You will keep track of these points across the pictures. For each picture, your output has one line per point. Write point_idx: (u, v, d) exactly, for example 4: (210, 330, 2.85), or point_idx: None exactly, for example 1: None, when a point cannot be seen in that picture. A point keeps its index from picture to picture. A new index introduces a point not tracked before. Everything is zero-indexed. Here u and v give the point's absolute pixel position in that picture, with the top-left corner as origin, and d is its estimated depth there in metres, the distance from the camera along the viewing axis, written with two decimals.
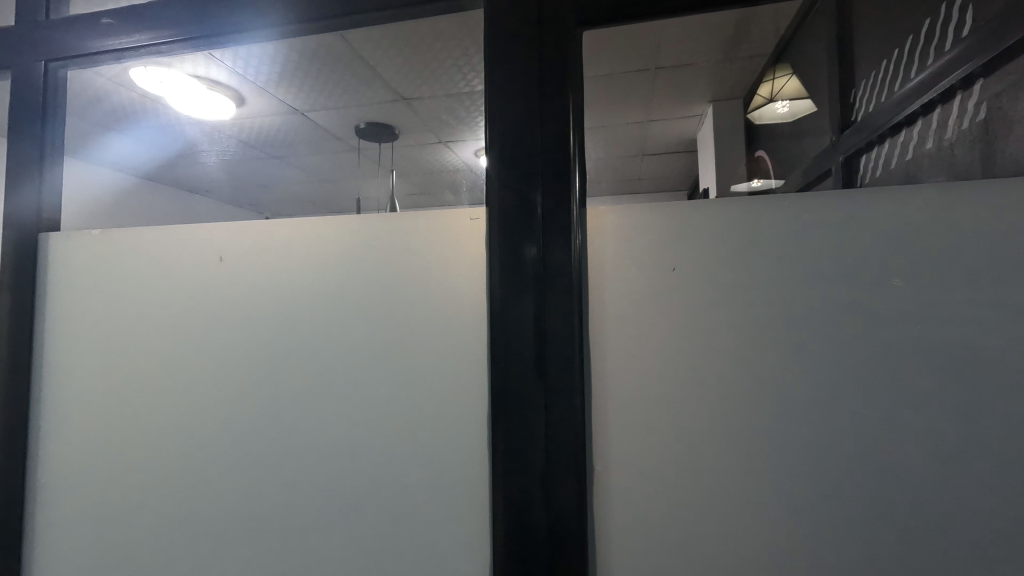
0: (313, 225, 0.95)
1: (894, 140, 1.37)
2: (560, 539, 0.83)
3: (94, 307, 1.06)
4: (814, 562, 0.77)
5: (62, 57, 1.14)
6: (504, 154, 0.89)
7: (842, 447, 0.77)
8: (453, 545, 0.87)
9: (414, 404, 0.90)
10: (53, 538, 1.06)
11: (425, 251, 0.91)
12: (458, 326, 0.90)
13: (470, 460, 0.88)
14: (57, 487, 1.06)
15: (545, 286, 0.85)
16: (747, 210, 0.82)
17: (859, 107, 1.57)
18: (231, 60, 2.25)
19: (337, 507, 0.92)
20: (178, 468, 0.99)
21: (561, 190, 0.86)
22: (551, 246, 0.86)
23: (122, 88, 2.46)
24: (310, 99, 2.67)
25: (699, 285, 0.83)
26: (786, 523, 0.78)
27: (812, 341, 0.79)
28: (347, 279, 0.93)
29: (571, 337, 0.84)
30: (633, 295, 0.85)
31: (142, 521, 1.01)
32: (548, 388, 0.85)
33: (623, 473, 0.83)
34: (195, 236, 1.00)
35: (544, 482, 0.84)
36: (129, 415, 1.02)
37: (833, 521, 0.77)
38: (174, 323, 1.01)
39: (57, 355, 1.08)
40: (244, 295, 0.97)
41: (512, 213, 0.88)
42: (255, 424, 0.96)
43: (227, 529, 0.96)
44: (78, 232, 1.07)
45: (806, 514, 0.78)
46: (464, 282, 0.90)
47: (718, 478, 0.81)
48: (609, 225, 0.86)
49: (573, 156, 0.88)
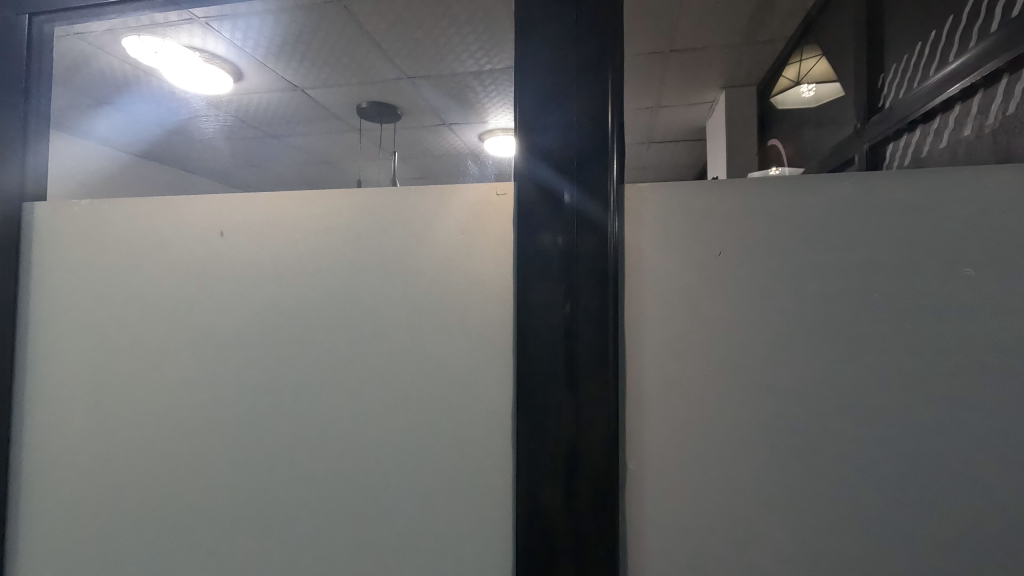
0: (322, 198, 0.88)
1: (926, 127, 1.30)
2: (587, 540, 0.77)
3: (83, 282, 0.98)
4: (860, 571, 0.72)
5: (47, 11, 1.04)
6: (533, 132, 0.82)
7: (891, 446, 0.72)
8: (473, 539, 0.82)
9: (431, 393, 0.84)
10: (38, 527, 0.99)
11: (446, 227, 0.84)
12: (480, 313, 0.83)
13: (491, 452, 0.82)
14: (42, 472, 0.99)
15: (577, 272, 0.79)
16: (797, 191, 0.76)
17: (888, 92, 1.50)
18: (229, 32, 2.14)
19: (344, 496, 0.86)
20: (173, 455, 0.93)
21: (597, 171, 0.79)
22: (584, 232, 0.79)
23: (115, 58, 2.35)
24: (309, 75, 2.57)
25: (747, 269, 0.77)
26: (834, 527, 0.73)
27: (863, 333, 0.73)
28: (359, 257, 0.86)
29: (605, 328, 0.78)
30: (672, 282, 0.78)
31: (134, 510, 0.94)
32: (579, 380, 0.78)
33: (655, 471, 0.78)
34: (193, 208, 0.92)
35: (571, 480, 0.78)
36: (119, 399, 0.96)
37: (884, 525, 0.72)
38: (169, 300, 0.93)
39: (41, 335, 1.00)
40: (247, 272, 0.90)
41: (543, 196, 0.81)
42: (256, 409, 0.89)
43: (226, 521, 0.90)
44: (67, 202, 0.98)
45: (856, 518, 0.73)
46: (487, 263, 0.83)
47: (756, 478, 0.75)
48: (647, 205, 0.80)
49: (611, 134, 0.80)
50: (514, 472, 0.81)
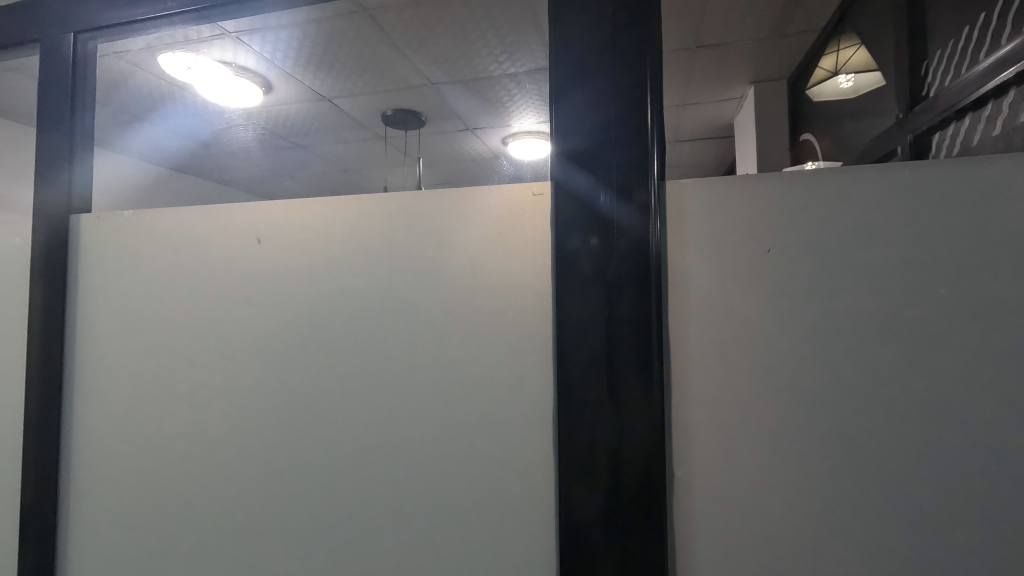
0: (357, 203, 0.88)
1: (978, 115, 1.23)
2: (635, 547, 0.75)
3: (126, 290, 1.00)
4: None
5: (91, 28, 1.07)
6: (568, 132, 0.81)
7: (960, 450, 0.67)
8: (514, 546, 0.80)
9: (469, 398, 0.82)
10: (86, 530, 1.02)
11: (481, 229, 0.83)
12: (517, 316, 0.81)
13: (531, 457, 0.80)
14: (90, 476, 1.02)
15: (618, 273, 0.77)
16: (851, 182, 0.72)
17: (932, 80, 1.43)
18: (259, 45, 2.19)
19: (383, 500, 0.85)
20: (215, 460, 0.94)
21: (636, 171, 0.77)
22: (624, 233, 0.77)
23: (151, 75, 2.44)
24: (335, 85, 2.61)
25: (798, 267, 0.73)
26: (898, 546, 0.69)
27: (926, 330, 0.68)
28: (395, 261, 0.86)
29: (648, 332, 0.75)
30: (718, 280, 0.75)
31: (177, 513, 0.96)
32: (622, 384, 0.76)
33: (704, 478, 0.75)
34: (232, 217, 0.94)
35: (616, 486, 0.76)
36: (162, 405, 0.97)
37: (954, 545, 0.67)
38: (209, 307, 0.95)
39: (87, 342, 1.03)
40: (283, 278, 0.91)
41: (578, 199, 0.79)
42: (294, 413, 0.90)
43: (266, 524, 0.91)
44: (111, 213, 1.01)
45: (923, 536, 0.68)
46: (525, 264, 0.81)
47: (812, 483, 0.71)
48: (690, 203, 0.77)
49: (650, 132, 0.78)
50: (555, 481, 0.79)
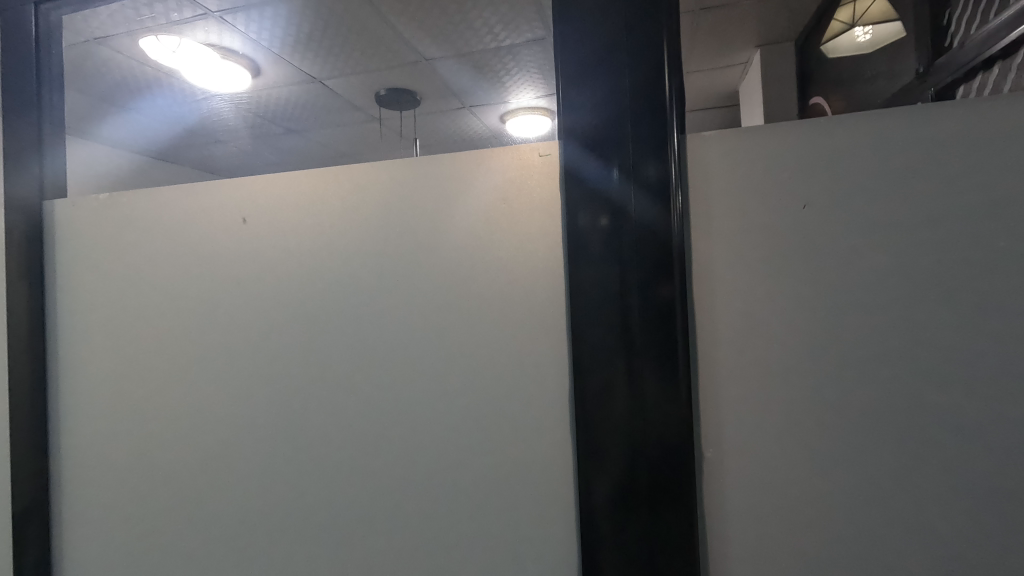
0: (348, 176, 0.81)
1: (1009, 63, 1.11)
2: (662, 538, 0.69)
3: (107, 279, 0.94)
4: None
5: None
6: (576, 99, 0.73)
7: (1020, 423, 0.60)
8: (531, 535, 0.75)
9: (477, 381, 0.77)
10: (81, 531, 0.97)
11: (484, 198, 0.76)
12: (526, 291, 0.75)
13: (546, 443, 0.74)
14: (82, 475, 0.97)
15: (635, 241, 0.69)
16: (896, 129, 0.64)
17: (955, 31, 1.31)
18: (244, 25, 2.10)
19: (389, 493, 0.80)
20: (210, 455, 0.89)
21: (653, 140, 0.69)
22: (641, 196, 0.69)
23: (135, 61, 2.35)
24: (325, 65, 2.51)
25: (839, 225, 0.66)
26: (954, 530, 0.63)
27: (982, 291, 0.61)
28: (392, 238, 0.79)
29: (670, 320, 0.68)
30: (746, 243, 0.69)
31: (174, 510, 0.91)
32: (643, 362, 0.69)
33: (735, 459, 0.69)
34: (215, 196, 0.87)
35: (639, 473, 0.70)
36: (153, 399, 0.92)
37: (1018, 529, 0.61)
38: (195, 293, 0.89)
39: (70, 337, 0.97)
40: (272, 260, 0.84)
41: (589, 171, 0.71)
42: (290, 404, 0.84)
43: (266, 521, 0.86)
44: (86, 197, 0.94)
45: (983, 520, 0.62)
46: (533, 234, 0.75)
47: (853, 463, 0.65)
48: (715, 163, 0.70)
49: (668, 95, 0.70)
50: (573, 478, 0.73)
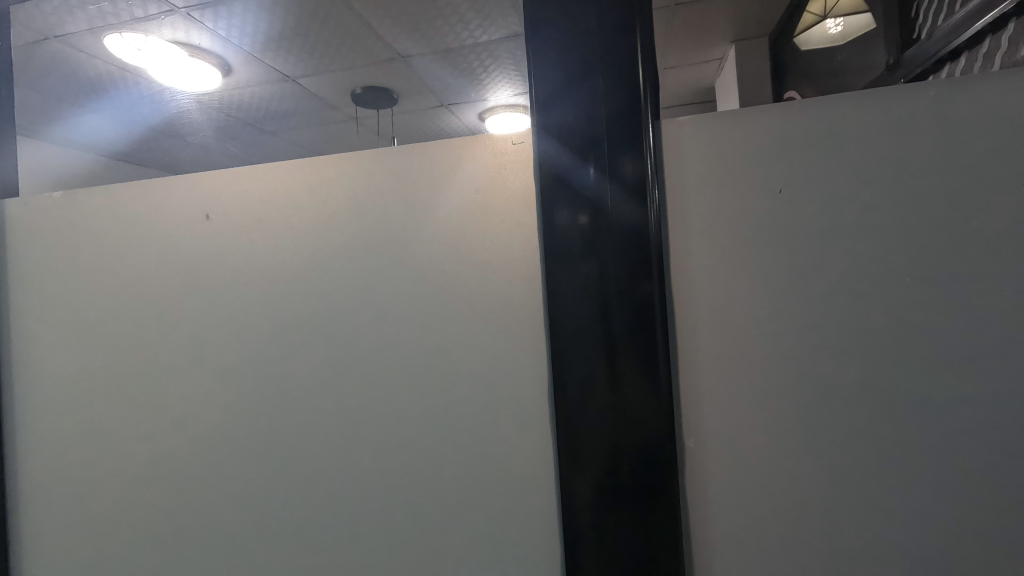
0: (316, 169, 0.78)
1: (975, 53, 1.11)
2: (646, 534, 0.67)
3: (65, 281, 0.90)
4: (971, 565, 0.62)
5: None
6: (548, 90, 0.70)
7: (997, 403, 0.61)
8: (513, 533, 0.73)
9: (454, 377, 0.75)
10: (41, 547, 0.93)
11: (457, 188, 0.74)
12: (502, 284, 0.73)
13: (526, 438, 0.73)
14: (41, 489, 0.92)
15: (612, 230, 0.67)
16: (869, 111, 0.64)
17: (923, 22, 1.32)
18: (213, 22, 2.04)
19: (366, 495, 0.78)
20: (179, 462, 0.85)
21: (628, 132, 0.67)
22: (617, 185, 0.67)
23: (99, 60, 2.27)
24: (299, 63, 2.46)
25: (816, 209, 0.65)
26: (937, 511, 0.63)
27: (957, 272, 0.61)
28: (363, 231, 0.77)
29: (650, 317, 0.66)
30: (723, 230, 0.68)
31: (142, 521, 0.87)
32: (622, 354, 0.68)
33: (717, 448, 0.68)
34: (176, 191, 0.83)
35: (621, 468, 0.68)
36: (116, 406, 0.88)
37: (1000, 507, 0.61)
38: (158, 294, 0.85)
39: (27, 343, 0.93)
40: (238, 257, 0.81)
41: (564, 160, 0.69)
42: (261, 407, 0.81)
43: (239, 529, 0.83)
44: (39, 195, 0.90)
45: (966, 499, 0.62)
46: (508, 226, 0.73)
47: (835, 448, 0.65)
48: (691, 149, 0.69)
49: (642, 83, 0.68)
50: (555, 479, 0.72)
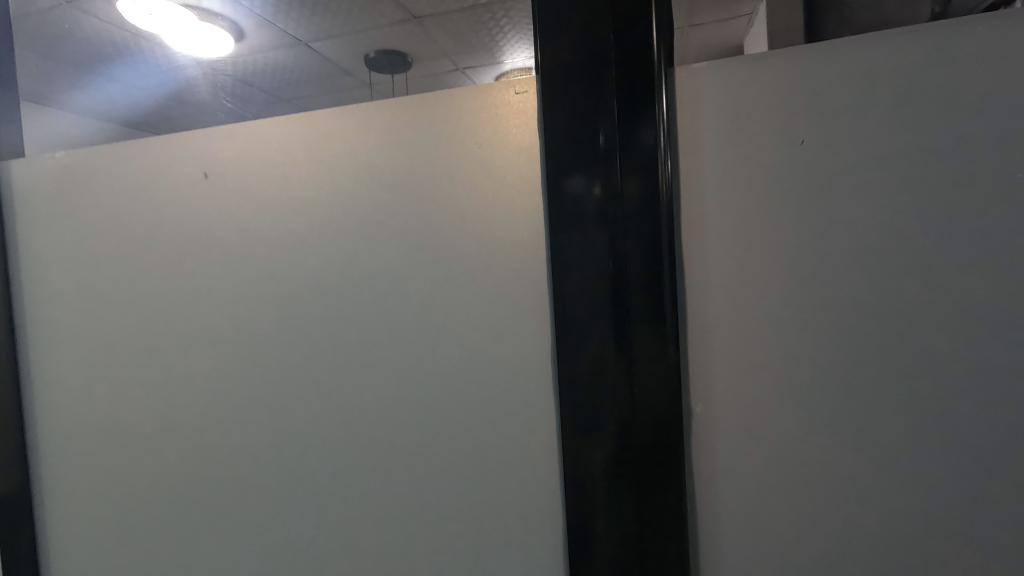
0: (313, 126, 0.75)
1: None
2: (650, 503, 0.65)
3: (71, 242, 0.90)
4: (992, 543, 0.58)
5: None
6: (553, 44, 0.65)
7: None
8: (514, 496, 0.72)
9: (456, 339, 0.73)
10: (62, 499, 0.96)
11: (457, 144, 0.71)
12: (504, 245, 0.70)
13: (528, 403, 0.71)
14: (59, 445, 0.95)
15: (620, 189, 0.63)
16: (907, 52, 0.57)
17: None
18: None
19: (368, 457, 0.78)
20: (187, 421, 0.86)
21: (641, 85, 0.62)
22: (626, 140, 0.63)
23: (113, 26, 2.25)
24: (311, 26, 2.40)
25: (840, 162, 0.60)
26: (962, 488, 0.59)
27: (996, 231, 0.56)
28: (361, 191, 0.74)
29: (659, 281, 0.63)
30: (739, 188, 0.63)
31: (154, 477, 0.89)
32: (629, 320, 0.65)
33: (725, 416, 0.65)
34: (175, 149, 0.82)
35: (625, 436, 0.66)
36: (126, 366, 0.89)
37: None
38: (160, 254, 0.85)
39: (39, 304, 0.94)
40: (238, 218, 0.80)
41: (570, 114, 0.65)
42: (265, 368, 0.81)
43: (246, 487, 0.84)
44: (42, 155, 0.90)
45: (988, 474, 0.58)
46: (510, 184, 0.69)
47: (851, 417, 0.62)
48: (707, 100, 0.64)
49: (656, 27, 0.62)
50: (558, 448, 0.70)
